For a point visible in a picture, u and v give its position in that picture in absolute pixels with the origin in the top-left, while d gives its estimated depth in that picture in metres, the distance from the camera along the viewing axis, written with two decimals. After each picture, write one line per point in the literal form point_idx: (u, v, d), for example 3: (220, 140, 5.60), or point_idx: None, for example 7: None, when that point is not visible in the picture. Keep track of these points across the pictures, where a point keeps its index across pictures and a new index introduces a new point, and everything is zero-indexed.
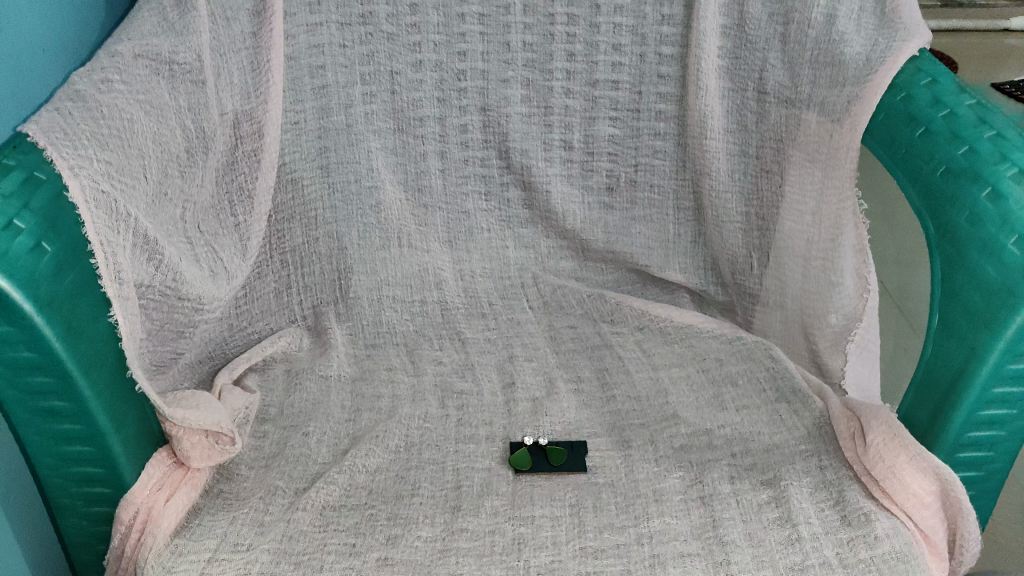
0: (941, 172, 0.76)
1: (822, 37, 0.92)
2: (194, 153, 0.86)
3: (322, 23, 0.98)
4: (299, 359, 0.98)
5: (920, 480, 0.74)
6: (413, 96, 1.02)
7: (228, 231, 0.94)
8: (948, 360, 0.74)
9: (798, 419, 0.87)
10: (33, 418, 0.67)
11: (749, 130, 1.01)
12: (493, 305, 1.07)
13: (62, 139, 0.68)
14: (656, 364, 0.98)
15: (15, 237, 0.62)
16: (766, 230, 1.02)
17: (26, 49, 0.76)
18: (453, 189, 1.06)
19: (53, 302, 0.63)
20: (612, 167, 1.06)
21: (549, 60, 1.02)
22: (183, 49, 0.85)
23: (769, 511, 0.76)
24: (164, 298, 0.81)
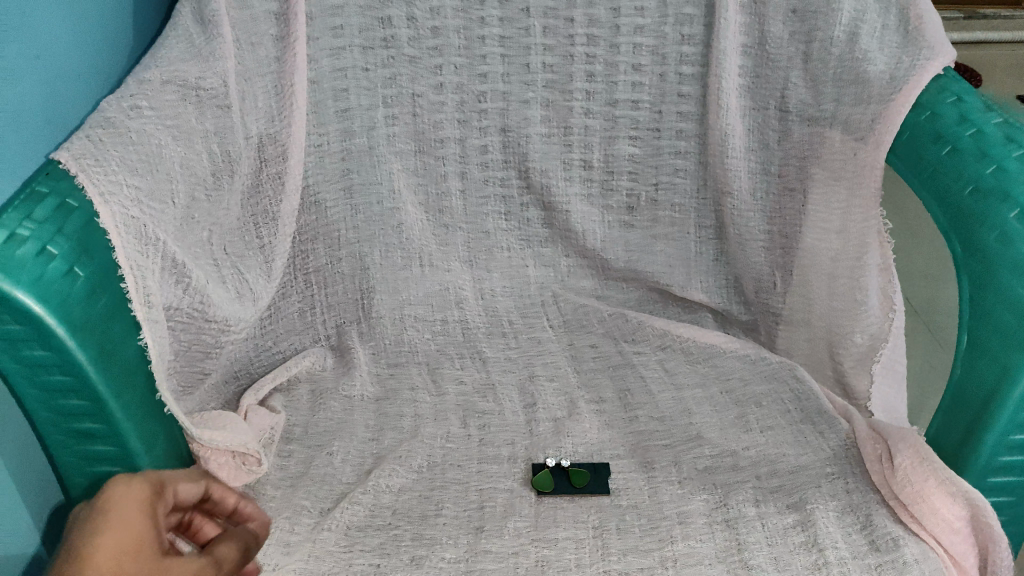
0: (970, 192, 0.75)
1: (846, 55, 0.91)
2: (221, 177, 0.88)
3: (346, 47, 0.98)
4: (323, 379, 0.99)
5: (950, 505, 0.73)
6: (435, 118, 1.03)
7: (253, 253, 0.95)
8: (979, 381, 0.73)
9: (823, 440, 0.87)
10: (66, 439, 0.68)
11: (771, 148, 1.00)
12: (514, 324, 1.07)
13: (92, 166, 0.69)
14: (679, 385, 0.98)
15: (49, 263, 0.63)
16: (790, 248, 1.02)
17: (59, 76, 0.78)
18: (474, 209, 1.07)
19: (86, 326, 0.64)
20: (633, 186, 1.07)
21: (570, 81, 1.02)
22: (209, 75, 0.85)
23: (796, 535, 0.75)
24: (192, 320, 0.82)
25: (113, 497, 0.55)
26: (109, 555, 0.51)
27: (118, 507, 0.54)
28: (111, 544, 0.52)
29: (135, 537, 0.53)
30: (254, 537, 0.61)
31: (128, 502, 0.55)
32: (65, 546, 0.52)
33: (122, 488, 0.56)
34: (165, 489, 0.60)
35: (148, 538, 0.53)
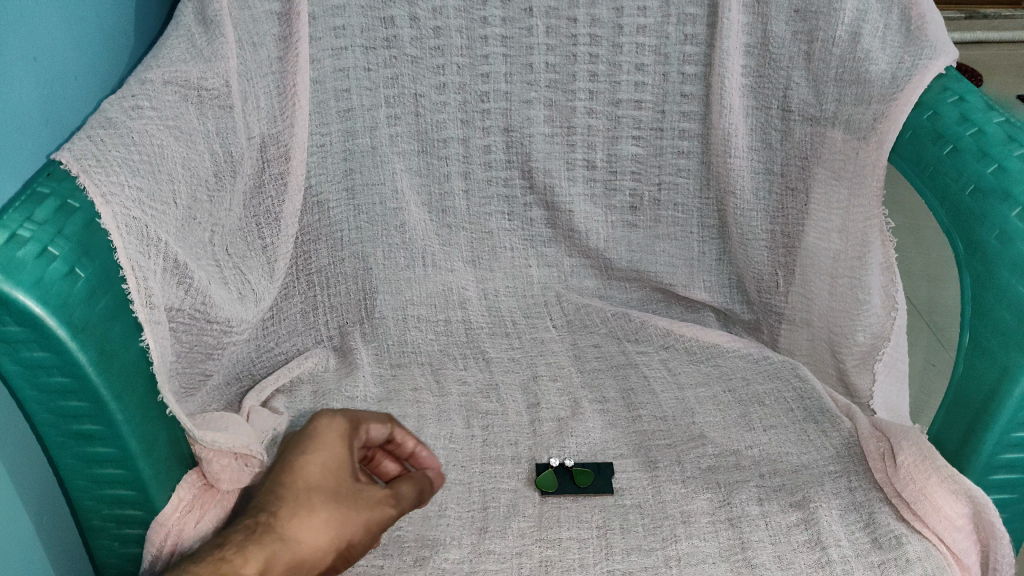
0: (970, 191, 0.75)
1: (848, 55, 0.91)
2: (223, 177, 0.88)
3: (347, 48, 0.99)
4: (326, 380, 0.98)
5: (952, 503, 0.73)
6: (437, 118, 1.03)
7: (256, 253, 0.95)
8: (980, 380, 0.73)
9: (826, 439, 0.87)
10: (68, 441, 0.68)
11: (773, 148, 1.00)
12: (516, 323, 1.07)
13: (94, 167, 0.69)
14: (682, 384, 0.98)
15: (50, 264, 0.63)
16: (792, 248, 1.02)
17: (60, 77, 0.78)
18: (476, 210, 1.08)
19: (86, 327, 0.63)
20: (635, 186, 1.07)
21: (572, 81, 1.02)
22: (212, 75, 0.86)
23: (798, 534, 0.75)
24: (194, 321, 0.82)
25: (321, 430, 0.67)
26: (314, 478, 0.63)
27: (324, 438, 0.66)
28: (315, 470, 0.64)
29: (331, 470, 0.64)
30: (404, 501, 0.67)
31: (332, 436, 0.67)
32: (286, 461, 0.65)
33: (326, 420, 0.68)
34: (358, 430, 0.69)
35: (343, 468, 0.65)
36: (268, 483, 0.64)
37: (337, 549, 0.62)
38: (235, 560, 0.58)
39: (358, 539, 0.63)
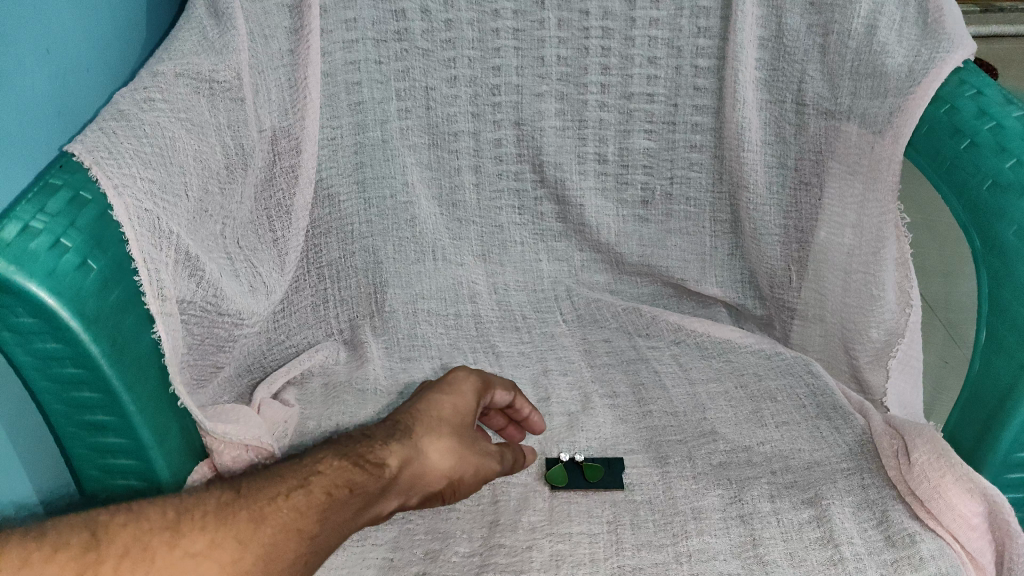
0: (988, 186, 0.74)
1: (863, 48, 0.89)
2: (234, 170, 0.88)
3: (358, 40, 0.98)
4: (338, 373, 0.99)
5: (965, 501, 0.72)
6: (447, 111, 1.03)
7: (267, 247, 0.95)
8: (996, 378, 0.73)
9: (839, 436, 0.86)
10: (80, 431, 0.68)
11: (787, 141, 0.99)
12: (527, 318, 1.07)
13: (106, 158, 0.69)
14: (693, 379, 0.97)
15: (63, 255, 0.62)
16: (805, 243, 1.01)
17: (73, 69, 0.78)
18: (486, 203, 1.07)
19: (98, 318, 0.63)
20: (647, 180, 1.06)
21: (584, 74, 1.01)
22: (223, 67, 0.85)
23: (811, 531, 0.74)
24: (205, 313, 0.82)
25: (455, 379, 0.74)
26: (446, 411, 0.70)
27: (457, 385, 0.73)
28: (449, 406, 0.71)
29: (461, 411, 0.71)
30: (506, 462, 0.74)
31: (466, 386, 0.74)
32: (423, 394, 0.72)
33: (462, 373, 0.75)
34: (489, 389, 0.77)
35: (469, 411, 0.72)
36: (403, 404, 0.70)
37: (454, 474, 0.67)
38: (379, 453, 0.63)
39: (468, 475, 0.69)
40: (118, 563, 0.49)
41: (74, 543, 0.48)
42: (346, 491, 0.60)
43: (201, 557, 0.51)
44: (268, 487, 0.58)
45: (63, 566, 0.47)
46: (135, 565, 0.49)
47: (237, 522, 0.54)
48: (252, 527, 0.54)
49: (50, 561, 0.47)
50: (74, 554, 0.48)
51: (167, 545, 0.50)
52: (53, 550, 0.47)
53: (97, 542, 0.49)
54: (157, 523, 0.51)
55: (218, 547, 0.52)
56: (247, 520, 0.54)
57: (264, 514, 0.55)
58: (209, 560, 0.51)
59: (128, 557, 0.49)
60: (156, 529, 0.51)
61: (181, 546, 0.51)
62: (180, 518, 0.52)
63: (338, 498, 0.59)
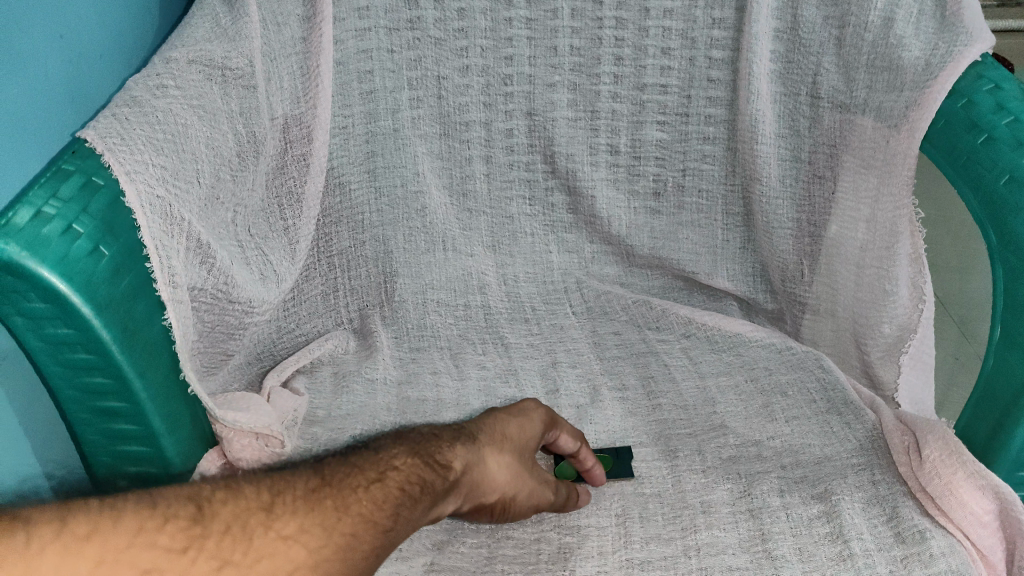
0: (1005, 181, 0.74)
1: (880, 41, 0.88)
2: (245, 157, 0.87)
3: (371, 29, 0.97)
4: (346, 362, 0.99)
5: (978, 499, 0.72)
6: (459, 101, 1.02)
7: (277, 234, 0.95)
8: (1011, 375, 0.72)
9: (849, 431, 0.86)
10: (91, 418, 0.69)
11: (801, 134, 0.98)
12: (536, 309, 1.07)
13: (118, 144, 0.69)
14: (703, 373, 0.97)
15: (74, 241, 0.62)
16: (818, 237, 1.00)
17: (86, 55, 0.78)
18: (497, 193, 1.07)
19: (111, 305, 0.63)
20: (659, 172, 1.06)
21: (597, 64, 1.01)
22: (235, 54, 0.85)
23: (821, 526, 0.74)
24: (216, 301, 0.82)
25: (524, 403, 0.73)
26: (511, 429, 0.69)
27: (527, 408, 0.72)
28: (516, 426, 0.69)
29: (527, 433, 0.70)
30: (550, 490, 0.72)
31: (535, 410, 0.73)
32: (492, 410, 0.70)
33: (532, 399, 0.74)
34: (557, 424, 0.75)
35: (532, 435, 0.70)
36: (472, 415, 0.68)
37: (501, 490, 0.65)
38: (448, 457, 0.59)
39: (515, 497, 0.67)
40: (220, 540, 0.43)
41: (181, 514, 0.43)
42: (419, 490, 0.55)
43: (292, 542, 0.45)
44: (349, 477, 0.52)
45: (172, 538, 0.41)
46: (236, 543, 0.43)
47: (324, 508, 0.48)
48: (337, 516, 0.48)
49: (161, 530, 0.41)
50: (182, 526, 0.42)
51: (262, 526, 0.45)
52: (163, 520, 0.42)
53: (201, 515, 0.43)
54: (253, 501, 0.46)
55: (307, 533, 0.46)
56: (333, 507, 0.49)
57: (348, 505, 0.50)
58: (298, 546, 0.45)
59: (229, 534, 0.43)
60: (254, 508, 0.46)
61: (273, 528, 0.45)
62: (272, 499, 0.47)
63: (413, 495, 0.54)
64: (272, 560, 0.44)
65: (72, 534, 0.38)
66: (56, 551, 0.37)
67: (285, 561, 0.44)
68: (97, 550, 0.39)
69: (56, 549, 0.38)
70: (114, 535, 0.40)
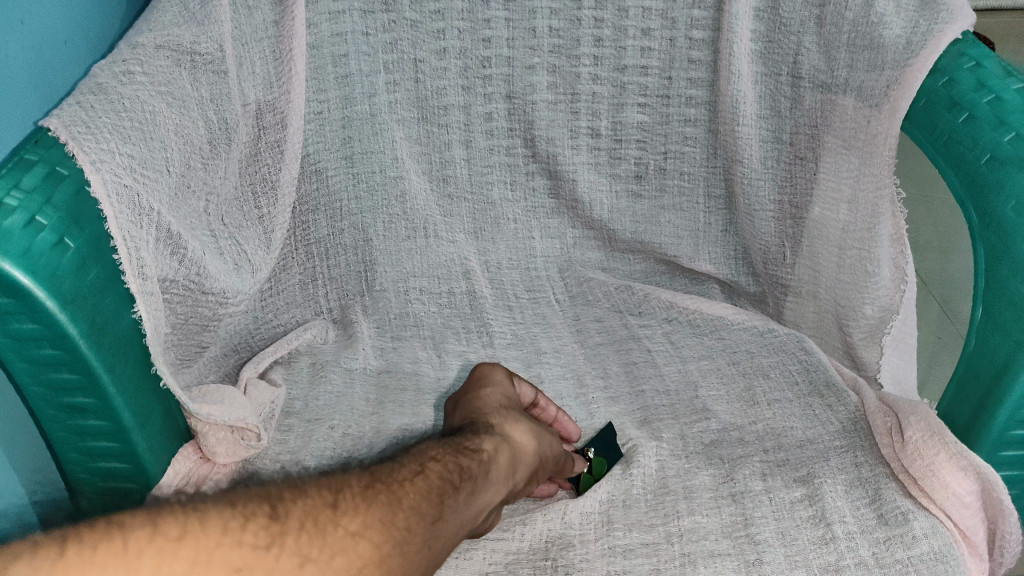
0: (987, 160, 0.73)
1: (860, 19, 0.86)
2: (218, 145, 0.85)
3: (345, 11, 0.95)
4: (325, 352, 0.97)
5: (960, 479, 0.72)
6: (437, 84, 1.00)
7: (252, 223, 0.93)
8: (992, 354, 0.72)
9: (832, 414, 0.85)
10: (59, 414, 0.67)
11: (782, 115, 0.97)
12: (519, 297, 1.06)
13: (84, 133, 0.67)
14: (685, 357, 0.96)
15: (38, 234, 0.61)
16: (800, 218, 0.99)
17: (49, 41, 0.76)
18: (477, 178, 1.06)
19: (77, 298, 0.62)
20: (640, 155, 1.05)
21: (576, 46, 0.99)
22: (204, 39, 0.83)
23: (803, 509, 0.74)
24: (188, 292, 0.80)
25: (483, 372, 0.79)
26: (499, 400, 0.73)
27: (490, 376, 0.77)
28: (499, 396, 0.74)
29: (510, 397, 0.75)
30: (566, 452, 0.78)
31: (504, 377, 0.78)
32: (471, 395, 0.74)
33: (489, 368, 0.79)
34: (517, 378, 0.80)
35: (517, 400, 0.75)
36: (459, 411, 0.72)
37: (534, 452, 0.69)
38: (475, 440, 0.63)
39: (545, 460, 0.71)
40: (298, 535, 0.46)
41: (259, 513, 0.46)
42: (458, 476, 0.57)
43: (359, 538, 0.48)
44: (394, 471, 0.55)
45: (256, 536, 0.44)
46: (312, 540, 0.46)
47: (380, 504, 0.51)
48: (392, 510, 0.51)
49: (244, 530, 0.44)
50: (260, 526, 0.45)
51: (332, 523, 0.48)
52: (244, 519, 0.45)
53: (276, 514, 0.46)
54: (319, 500, 0.49)
55: (371, 527, 0.49)
56: (387, 502, 0.51)
57: (399, 501, 0.52)
58: (365, 541, 0.48)
59: (306, 531, 0.46)
60: (321, 506, 0.49)
61: (341, 525, 0.48)
62: (336, 496, 0.50)
63: (454, 481, 0.57)
64: (345, 555, 0.47)
65: (165, 536, 0.41)
66: (152, 553, 0.40)
67: (352, 555, 0.47)
68: (190, 551, 0.42)
69: (153, 553, 0.40)
70: (205, 535, 0.43)
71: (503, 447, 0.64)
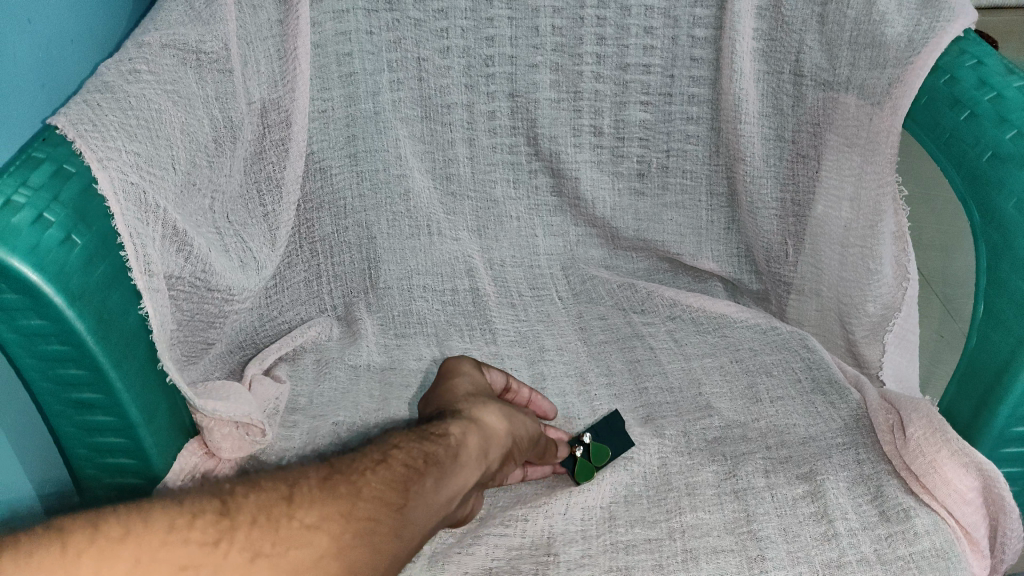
0: (988, 158, 0.73)
1: (862, 18, 0.87)
2: (223, 143, 0.86)
3: (349, 10, 0.96)
4: (329, 350, 0.98)
5: (961, 476, 0.72)
6: (440, 83, 1.01)
7: (257, 221, 0.94)
8: (993, 352, 0.72)
9: (834, 411, 0.86)
10: (66, 410, 0.68)
11: (785, 113, 0.97)
12: (523, 295, 1.06)
13: (91, 131, 0.68)
14: (688, 355, 0.97)
15: (46, 231, 0.61)
16: (802, 216, 0.99)
17: (56, 40, 0.76)
18: (481, 176, 1.06)
19: (84, 294, 0.62)
20: (643, 153, 1.05)
21: (579, 44, 0.99)
22: (209, 38, 0.83)
23: (805, 505, 0.74)
24: (194, 289, 0.81)
25: (452, 364, 0.79)
26: (468, 388, 0.74)
27: (459, 367, 0.78)
28: (467, 386, 0.74)
29: (479, 385, 0.75)
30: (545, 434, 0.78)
31: (472, 365, 0.78)
32: (440, 387, 0.75)
33: (457, 359, 0.79)
34: (485, 367, 0.81)
35: (486, 387, 0.76)
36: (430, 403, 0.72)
37: (511, 433, 0.68)
38: (442, 425, 0.63)
39: (520, 442, 0.70)
40: (250, 530, 0.47)
41: (207, 510, 0.47)
42: (423, 462, 0.57)
43: (316, 529, 0.49)
44: (355, 462, 0.56)
45: (203, 533, 0.46)
46: (265, 533, 0.47)
47: (339, 496, 0.52)
48: (352, 501, 0.52)
49: (191, 527, 0.45)
50: (212, 520, 0.46)
51: (286, 516, 0.49)
52: (190, 517, 0.46)
53: (227, 510, 0.48)
54: (274, 494, 0.50)
55: (330, 519, 0.50)
56: (347, 493, 0.52)
57: (361, 490, 0.53)
58: (323, 532, 0.49)
59: (257, 525, 0.48)
60: (276, 500, 0.50)
61: (296, 517, 0.49)
62: (291, 490, 0.51)
63: (419, 468, 0.57)
64: (301, 547, 0.48)
65: (106, 537, 0.43)
66: (93, 554, 0.42)
67: (308, 546, 0.48)
68: (133, 551, 0.43)
69: (92, 555, 0.42)
70: (148, 535, 0.44)
71: (471, 430, 0.63)
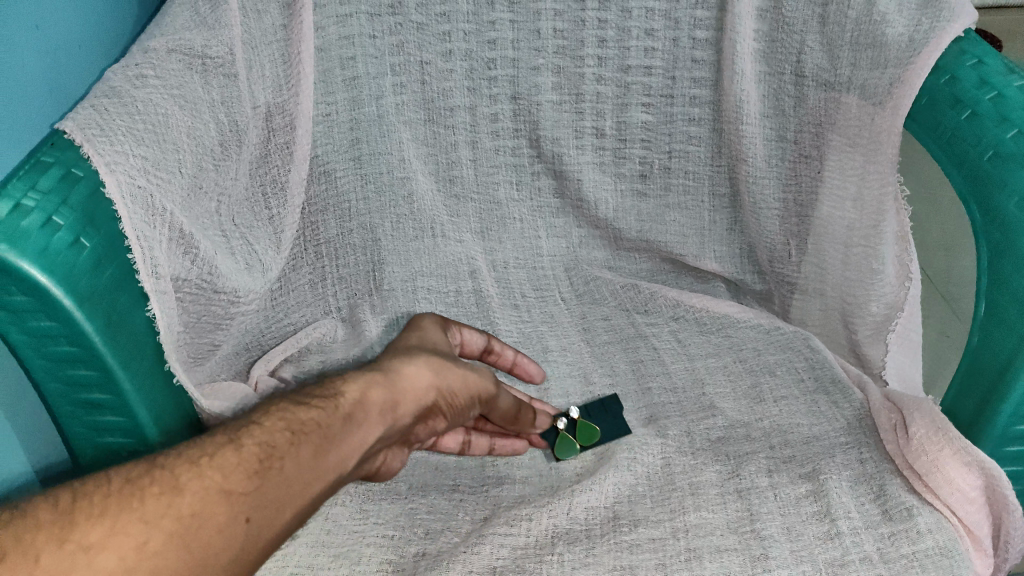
0: (989, 157, 0.74)
1: (863, 19, 0.86)
2: (228, 146, 0.86)
3: (352, 15, 0.95)
4: (334, 351, 0.98)
5: (964, 474, 0.72)
6: (443, 86, 1.02)
7: (262, 224, 0.95)
8: (995, 351, 0.72)
9: (837, 410, 0.86)
10: (76, 410, 0.69)
11: (786, 114, 0.97)
12: (526, 296, 1.08)
13: (98, 136, 0.69)
14: (691, 355, 0.97)
15: (55, 234, 0.62)
16: (806, 217, 0.99)
17: (63, 45, 0.77)
18: (483, 180, 1.07)
19: (93, 296, 0.63)
20: (645, 154, 1.06)
21: (581, 47, 1.00)
22: (214, 42, 0.84)
23: (809, 504, 0.75)
24: (200, 291, 0.81)
25: (419, 322, 0.84)
26: (415, 344, 0.78)
27: (421, 325, 0.83)
28: (417, 341, 0.79)
29: (432, 342, 0.79)
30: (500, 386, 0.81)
31: (427, 330, 0.82)
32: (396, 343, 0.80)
33: (424, 318, 0.85)
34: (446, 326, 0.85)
35: (439, 342, 0.80)
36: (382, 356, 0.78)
37: (435, 388, 0.71)
38: (340, 387, 0.65)
39: (448, 400, 0.73)
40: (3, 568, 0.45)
41: None
42: (305, 427, 0.60)
43: (96, 549, 0.47)
44: (212, 441, 0.57)
45: None
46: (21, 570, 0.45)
47: (132, 505, 0.50)
48: (162, 504, 0.50)
49: None
50: None
51: (55, 541, 0.47)
52: None
53: None
54: (47, 520, 0.48)
55: (117, 534, 0.48)
56: (154, 497, 0.51)
57: (183, 485, 0.52)
58: (104, 552, 0.47)
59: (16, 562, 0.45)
60: (45, 526, 0.47)
61: (73, 540, 0.47)
62: (73, 507, 0.49)
63: (289, 438, 0.58)
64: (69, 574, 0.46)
65: None
66: None
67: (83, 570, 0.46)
68: None
69: None
70: None
71: (371, 389, 0.65)
